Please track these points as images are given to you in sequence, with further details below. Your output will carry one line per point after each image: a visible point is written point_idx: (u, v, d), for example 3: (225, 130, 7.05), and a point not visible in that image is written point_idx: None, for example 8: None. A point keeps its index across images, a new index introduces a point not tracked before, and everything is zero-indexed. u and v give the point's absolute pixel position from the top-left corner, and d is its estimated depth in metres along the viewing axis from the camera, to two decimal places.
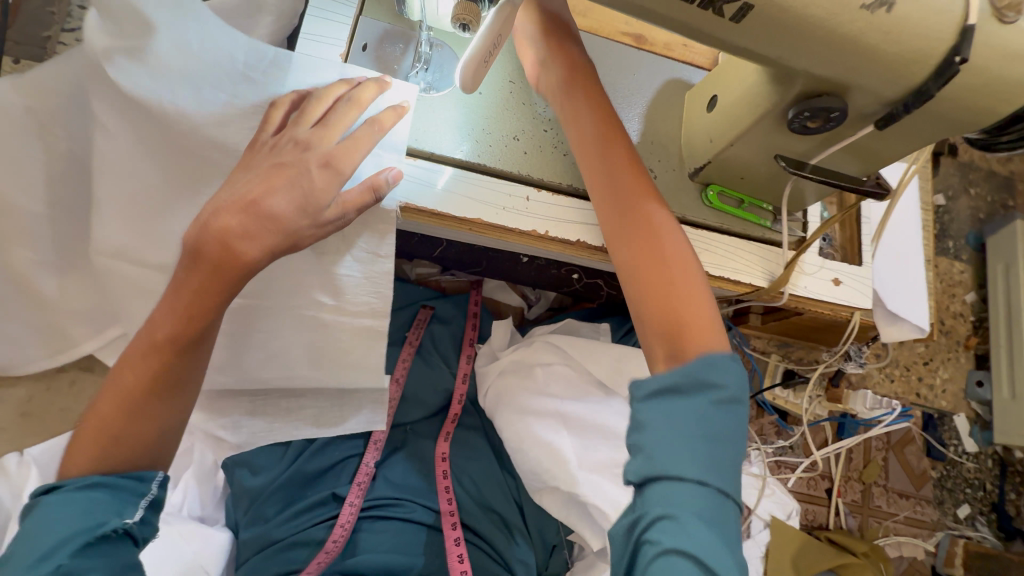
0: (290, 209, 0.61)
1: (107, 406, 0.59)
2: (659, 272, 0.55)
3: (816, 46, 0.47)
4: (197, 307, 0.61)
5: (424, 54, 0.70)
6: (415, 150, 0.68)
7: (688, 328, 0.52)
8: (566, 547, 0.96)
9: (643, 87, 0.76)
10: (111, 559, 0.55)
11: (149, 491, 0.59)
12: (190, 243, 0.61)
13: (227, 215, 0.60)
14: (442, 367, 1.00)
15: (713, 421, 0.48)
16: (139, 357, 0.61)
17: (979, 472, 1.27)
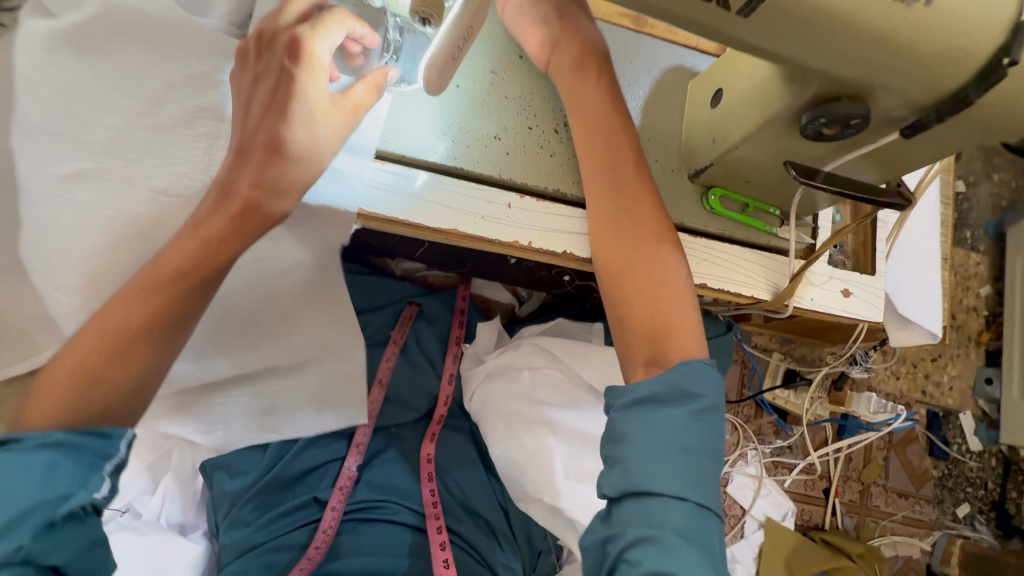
0: (303, 131, 0.54)
1: (91, 338, 0.52)
2: (647, 278, 0.56)
3: (837, 45, 0.40)
4: (218, 242, 0.54)
5: (393, 43, 0.62)
6: (384, 152, 0.61)
7: (670, 332, 0.53)
8: (553, 551, 0.94)
9: (640, 76, 0.68)
10: (77, 538, 0.46)
11: (117, 454, 0.50)
12: (222, 180, 0.55)
13: (244, 169, 0.54)
14: (426, 367, 0.93)
15: (693, 436, 0.48)
16: (137, 291, 0.53)
17: (982, 471, 1.24)
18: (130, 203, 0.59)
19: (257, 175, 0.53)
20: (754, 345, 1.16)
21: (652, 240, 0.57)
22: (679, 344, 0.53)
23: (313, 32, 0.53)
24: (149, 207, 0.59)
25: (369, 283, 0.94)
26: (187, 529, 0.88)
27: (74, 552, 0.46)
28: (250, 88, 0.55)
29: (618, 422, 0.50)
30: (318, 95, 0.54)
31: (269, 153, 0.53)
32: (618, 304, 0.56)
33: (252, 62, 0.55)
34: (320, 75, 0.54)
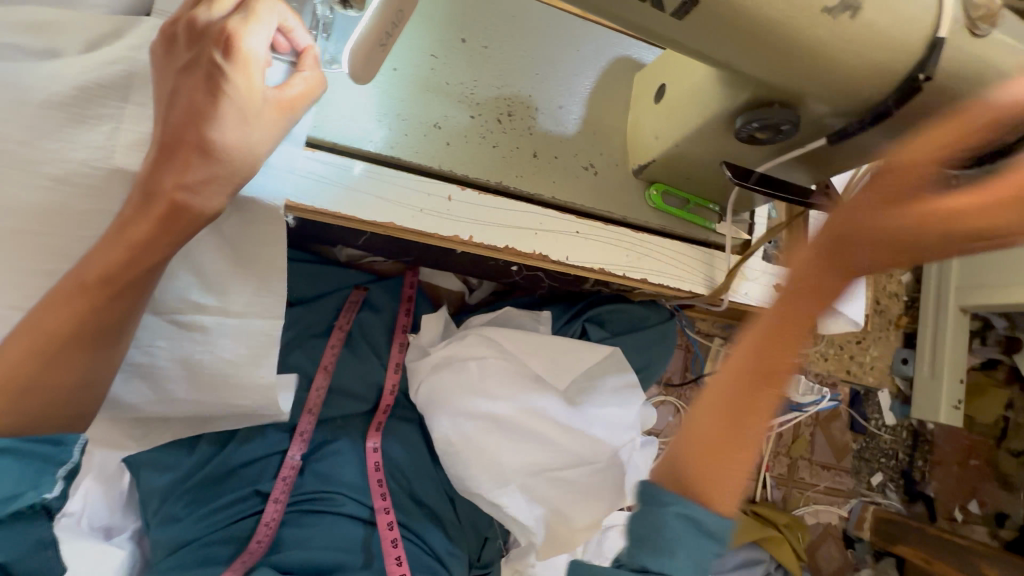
0: (232, 132, 0.49)
1: (16, 349, 0.50)
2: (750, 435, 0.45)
3: (770, 56, 0.40)
4: (145, 243, 0.51)
5: (323, 19, 0.56)
6: (315, 140, 0.58)
7: None
8: (500, 536, 0.94)
9: (587, 66, 0.67)
10: (23, 540, 0.45)
11: (70, 458, 0.49)
12: (143, 179, 0.50)
13: (172, 164, 0.49)
14: (371, 358, 0.90)
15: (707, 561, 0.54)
16: (65, 295, 0.51)
17: (894, 442, 1.34)
18: (16, 189, 0.53)
19: (181, 175, 0.49)
20: (697, 330, 1.20)
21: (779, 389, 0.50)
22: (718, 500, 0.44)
23: (245, 24, 0.48)
24: (42, 196, 0.53)
25: (309, 271, 0.89)
26: (113, 532, 0.82)
27: (20, 551, 0.45)
28: (176, 79, 0.49)
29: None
30: (252, 91, 0.48)
31: (198, 149, 0.49)
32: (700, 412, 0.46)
33: (182, 51, 0.50)
34: (258, 72, 0.49)
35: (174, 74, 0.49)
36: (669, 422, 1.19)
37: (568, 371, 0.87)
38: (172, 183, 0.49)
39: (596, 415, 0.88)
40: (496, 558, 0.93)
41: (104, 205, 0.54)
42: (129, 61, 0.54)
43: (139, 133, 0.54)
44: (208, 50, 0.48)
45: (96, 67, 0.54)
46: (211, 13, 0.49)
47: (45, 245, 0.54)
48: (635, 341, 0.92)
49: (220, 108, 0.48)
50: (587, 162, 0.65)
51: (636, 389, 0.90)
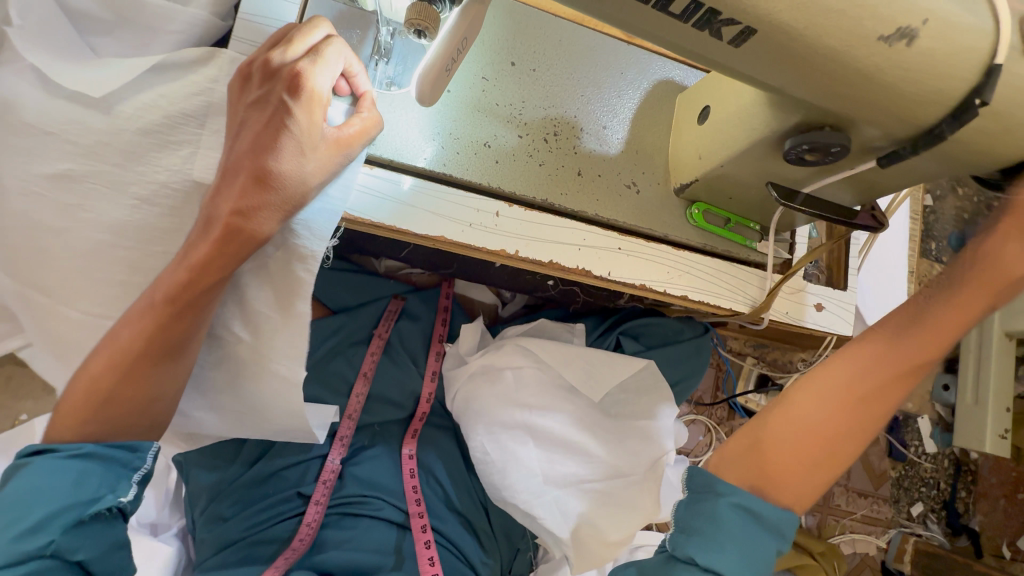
0: (289, 161, 0.52)
1: (99, 363, 0.55)
2: (808, 455, 0.53)
3: (826, 83, 0.42)
4: (204, 265, 0.53)
5: (384, 45, 0.60)
6: (374, 157, 0.60)
7: (777, 477, 0.52)
8: (531, 549, 0.95)
9: (632, 87, 0.69)
10: (103, 538, 0.52)
11: (143, 465, 0.55)
12: (205, 209, 0.54)
13: (230, 190, 0.53)
14: (410, 367, 0.92)
15: (766, 560, 0.50)
16: (137, 314, 0.55)
17: (935, 471, 1.31)
18: (108, 206, 0.58)
19: (237, 201, 0.52)
20: (729, 349, 1.19)
21: (844, 420, 0.54)
22: (781, 500, 0.52)
23: (313, 66, 0.51)
24: (130, 214, 0.58)
25: (352, 282, 0.92)
26: (159, 528, 0.86)
27: (99, 549, 0.51)
28: (245, 112, 0.53)
29: (719, 510, 0.50)
30: (314, 129, 0.52)
31: (255, 177, 0.52)
32: (763, 427, 0.55)
33: (254, 86, 0.53)
34: (320, 109, 0.52)
35: (245, 108, 0.53)
36: (699, 441, 1.18)
37: (603, 384, 0.88)
38: (229, 209, 0.52)
39: (636, 428, 0.88)
40: (525, 571, 0.94)
41: (182, 219, 0.59)
42: (209, 92, 0.58)
43: (214, 156, 0.58)
44: (278, 90, 0.52)
45: (182, 98, 0.58)
46: (282, 51, 0.52)
47: (128, 259, 0.59)
48: (668, 356, 0.93)
49: (280, 142, 0.51)
50: (630, 181, 0.67)
51: (668, 400, 0.89)
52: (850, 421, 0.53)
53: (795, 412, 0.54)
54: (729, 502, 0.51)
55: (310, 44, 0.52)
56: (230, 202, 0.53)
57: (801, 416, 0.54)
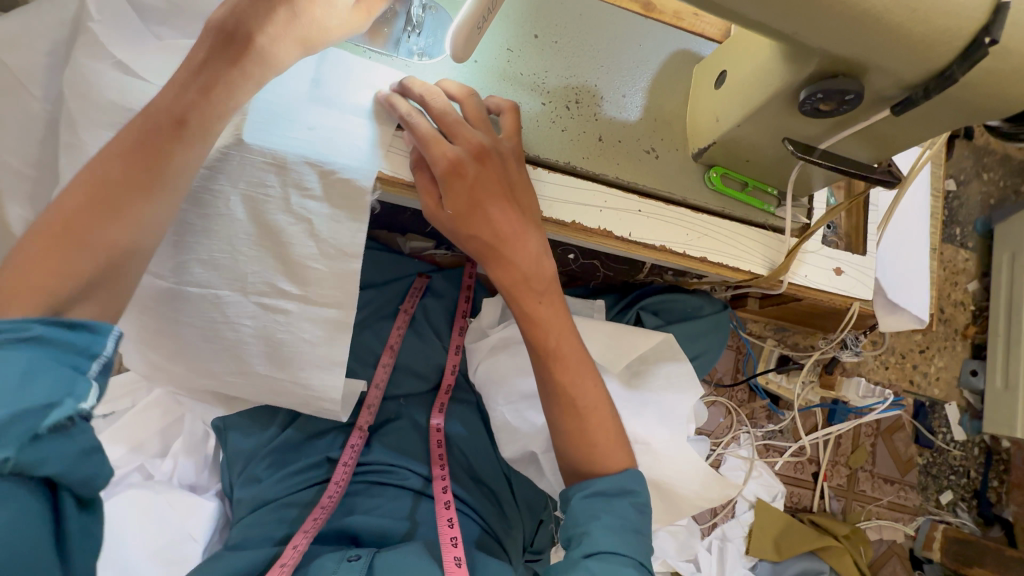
0: (320, 6, 0.56)
1: (83, 190, 0.51)
2: (573, 414, 0.67)
3: (839, 27, 0.44)
4: (207, 89, 0.56)
5: (416, 18, 0.65)
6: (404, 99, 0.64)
7: (597, 457, 0.67)
8: (552, 519, 0.99)
9: (650, 57, 0.72)
10: (69, 447, 0.41)
11: (103, 351, 0.46)
12: (214, 24, 0.55)
13: (249, 16, 0.55)
14: (434, 341, 0.96)
15: (633, 519, 0.63)
16: (128, 140, 0.54)
17: (965, 459, 1.28)
18: None
19: (254, 31, 0.55)
20: (750, 331, 1.19)
21: (559, 374, 0.67)
22: (608, 467, 0.66)
23: None
24: None
25: (380, 258, 0.97)
26: (198, 490, 0.90)
27: (70, 459, 0.41)
28: None
29: (580, 503, 0.64)
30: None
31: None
32: (561, 439, 0.68)
33: None
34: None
35: None
36: (719, 423, 1.18)
37: (624, 357, 0.88)
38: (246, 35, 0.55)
39: (655, 400, 0.89)
40: (546, 544, 0.97)
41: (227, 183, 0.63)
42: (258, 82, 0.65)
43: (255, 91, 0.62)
44: None
45: None
46: None
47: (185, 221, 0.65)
48: (687, 330, 0.94)
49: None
50: (649, 147, 0.69)
51: (691, 378, 0.89)
52: (582, 369, 0.68)
53: (554, 402, 0.67)
54: (583, 495, 0.65)
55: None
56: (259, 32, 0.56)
57: (567, 397, 0.67)
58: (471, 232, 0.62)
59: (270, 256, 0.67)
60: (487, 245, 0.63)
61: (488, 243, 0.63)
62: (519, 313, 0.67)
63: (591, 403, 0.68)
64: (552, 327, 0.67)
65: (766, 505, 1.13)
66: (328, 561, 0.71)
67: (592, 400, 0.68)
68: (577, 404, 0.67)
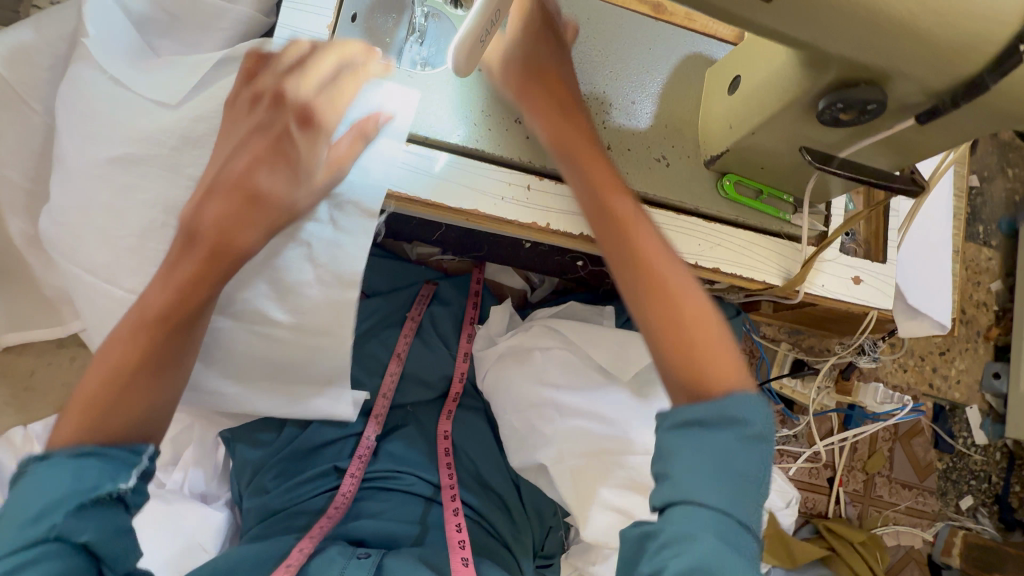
0: (286, 191, 0.61)
1: (96, 375, 0.55)
2: (664, 306, 0.51)
3: (861, 34, 0.42)
4: (195, 282, 0.59)
5: (418, 26, 0.64)
6: (412, 135, 0.64)
7: (701, 357, 0.49)
8: (561, 528, 0.95)
9: (660, 61, 0.70)
10: (106, 523, 0.48)
11: (141, 461, 0.53)
12: (183, 226, 0.60)
13: (222, 208, 0.60)
14: (441, 349, 0.95)
15: (746, 465, 0.45)
16: (126, 332, 0.57)
17: (986, 464, 1.25)
18: (167, 188, 0.65)
19: (220, 219, 0.59)
20: (763, 335, 1.17)
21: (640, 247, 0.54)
22: (711, 369, 0.48)
23: (313, 92, 0.59)
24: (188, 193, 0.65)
25: (386, 266, 0.98)
26: (209, 498, 0.91)
27: (104, 534, 0.48)
28: (244, 135, 0.61)
29: (666, 439, 0.47)
30: (312, 158, 0.61)
31: (249, 186, 0.60)
32: (653, 329, 0.51)
33: (255, 110, 0.61)
34: (316, 142, 0.61)
35: (244, 132, 0.61)
36: None
37: (632, 364, 0.87)
38: (212, 224, 0.59)
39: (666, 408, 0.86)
40: (558, 550, 0.94)
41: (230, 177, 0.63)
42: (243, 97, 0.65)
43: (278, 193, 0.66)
44: (279, 116, 0.60)
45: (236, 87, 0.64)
46: (276, 74, 0.60)
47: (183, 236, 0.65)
48: None
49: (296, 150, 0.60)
50: (659, 155, 0.68)
51: None
52: (669, 258, 0.54)
53: (638, 289, 0.52)
54: (674, 425, 0.47)
55: (300, 55, 0.59)
56: (290, 158, 0.60)
57: (652, 280, 0.52)
58: (550, 116, 0.60)
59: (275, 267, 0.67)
60: (554, 115, 0.60)
61: (559, 111, 0.60)
62: (594, 204, 0.56)
63: (685, 294, 0.52)
64: (625, 206, 0.55)
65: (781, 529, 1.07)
66: (339, 557, 0.72)
67: (687, 293, 0.52)
68: (668, 290, 0.52)
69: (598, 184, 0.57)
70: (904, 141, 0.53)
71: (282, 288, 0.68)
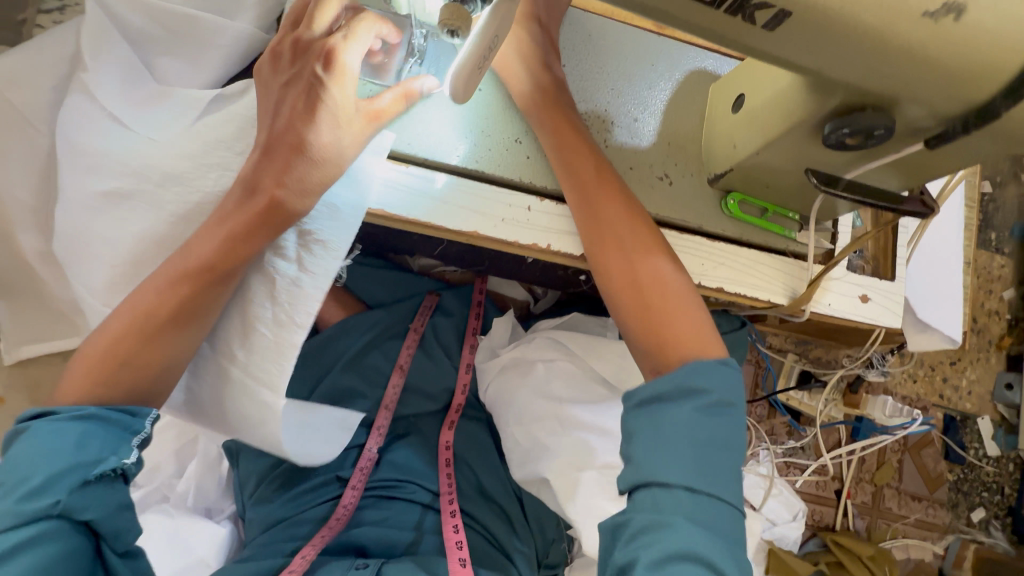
0: (327, 134, 0.58)
1: (121, 325, 0.59)
2: (637, 294, 0.57)
3: (869, 61, 0.41)
4: (245, 236, 0.59)
5: (418, 47, 0.62)
6: (393, 154, 0.65)
7: (670, 342, 0.55)
8: (565, 538, 0.92)
9: (663, 77, 0.69)
10: (110, 497, 0.54)
11: (142, 429, 0.58)
12: (245, 178, 0.59)
13: (272, 166, 0.59)
14: (444, 360, 0.94)
15: (710, 436, 0.50)
16: (165, 283, 0.59)
17: (999, 475, 1.23)
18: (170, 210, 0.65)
19: (282, 176, 0.58)
20: (769, 345, 1.16)
21: (618, 240, 0.60)
22: (684, 351, 0.54)
23: (345, 42, 0.57)
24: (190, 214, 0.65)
25: (388, 277, 0.97)
26: (213, 513, 0.91)
27: (106, 510, 0.54)
28: (281, 90, 0.59)
29: (629, 419, 0.53)
30: (345, 101, 0.58)
31: (290, 128, 0.58)
32: (627, 316, 0.58)
33: (286, 67, 0.59)
34: (348, 82, 0.58)
35: (281, 87, 0.59)
36: None
37: (636, 378, 0.86)
38: (273, 181, 0.58)
39: None
40: (560, 561, 0.91)
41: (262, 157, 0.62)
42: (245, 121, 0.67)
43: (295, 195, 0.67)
44: (312, 65, 0.58)
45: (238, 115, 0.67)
46: (310, 31, 0.59)
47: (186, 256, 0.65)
48: None
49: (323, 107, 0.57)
50: (662, 173, 0.67)
51: None
52: (647, 249, 0.59)
53: (615, 279, 0.59)
54: (638, 401, 0.53)
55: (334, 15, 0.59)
56: (331, 109, 0.58)
57: (628, 272, 0.58)
58: (548, 108, 0.64)
59: None
60: (548, 111, 0.64)
61: (555, 104, 0.63)
62: (580, 198, 0.62)
63: (658, 280, 0.57)
64: (609, 200, 0.61)
65: (782, 550, 1.08)
66: (337, 569, 0.74)
67: (663, 281, 0.57)
68: (644, 279, 0.57)
69: (583, 182, 0.62)
70: (913, 162, 0.52)
71: None
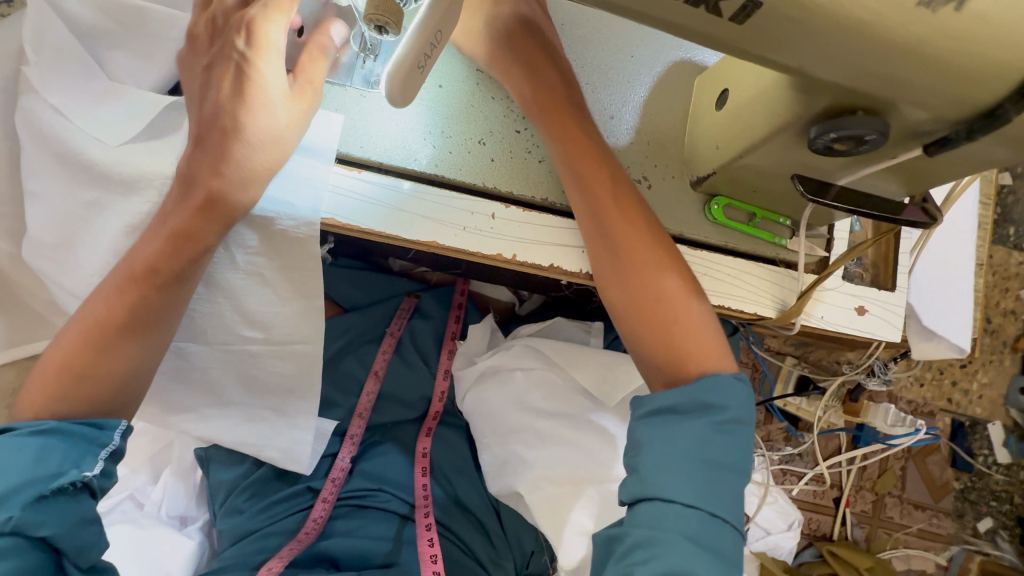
0: (260, 117, 0.54)
1: (72, 340, 0.55)
2: (654, 311, 0.54)
3: (854, 60, 0.36)
4: (187, 232, 0.55)
5: (370, 42, 0.60)
6: (344, 155, 0.60)
7: (686, 357, 0.53)
8: (545, 552, 0.87)
9: (642, 70, 0.64)
10: (69, 511, 0.50)
11: (112, 441, 0.55)
12: (181, 173, 0.55)
13: (204, 157, 0.54)
14: (421, 367, 0.91)
15: (720, 452, 0.49)
16: (115, 288, 0.56)
17: (1010, 485, 1.15)
18: None
19: (216, 162, 0.54)
20: (767, 348, 1.11)
21: (632, 250, 0.56)
22: (703, 365, 0.52)
23: (265, 13, 0.52)
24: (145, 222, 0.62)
25: (363, 279, 0.93)
26: (187, 520, 0.90)
27: (66, 524, 0.49)
28: (204, 75, 0.56)
29: (638, 428, 0.52)
30: (272, 75, 0.54)
31: (219, 116, 0.54)
32: (642, 334, 0.55)
33: (205, 53, 0.56)
34: (276, 56, 0.54)
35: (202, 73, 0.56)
36: None
37: (620, 390, 0.81)
38: (208, 172, 0.54)
39: None
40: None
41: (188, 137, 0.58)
42: None
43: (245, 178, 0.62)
44: (228, 42, 0.54)
45: None
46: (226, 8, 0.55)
47: None
48: None
49: (251, 97, 0.53)
50: (640, 175, 0.62)
51: None
52: (660, 259, 0.56)
53: (629, 295, 0.55)
54: (648, 413, 0.52)
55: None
56: (253, 85, 0.53)
57: (644, 287, 0.55)
58: (544, 104, 0.59)
59: (227, 303, 0.64)
60: (546, 111, 0.58)
61: (554, 103, 0.58)
62: (585, 202, 0.58)
63: (676, 296, 0.55)
64: (619, 208, 0.57)
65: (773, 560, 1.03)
66: None
67: (678, 294, 0.55)
68: (659, 295, 0.54)
69: (591, 188, 0.57)
70: (914, 168, 0.46)
71: (243, 318, 0.65)
